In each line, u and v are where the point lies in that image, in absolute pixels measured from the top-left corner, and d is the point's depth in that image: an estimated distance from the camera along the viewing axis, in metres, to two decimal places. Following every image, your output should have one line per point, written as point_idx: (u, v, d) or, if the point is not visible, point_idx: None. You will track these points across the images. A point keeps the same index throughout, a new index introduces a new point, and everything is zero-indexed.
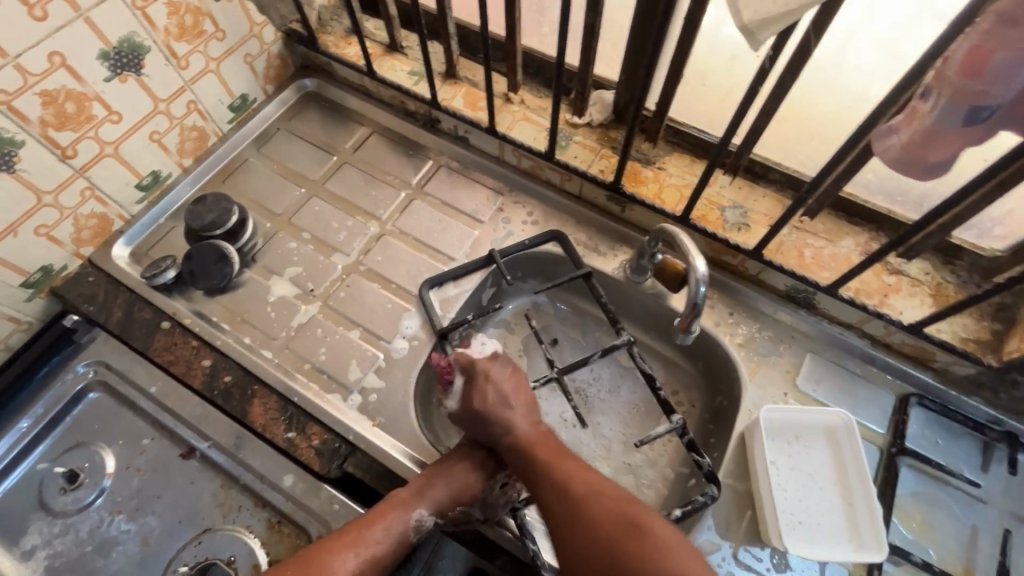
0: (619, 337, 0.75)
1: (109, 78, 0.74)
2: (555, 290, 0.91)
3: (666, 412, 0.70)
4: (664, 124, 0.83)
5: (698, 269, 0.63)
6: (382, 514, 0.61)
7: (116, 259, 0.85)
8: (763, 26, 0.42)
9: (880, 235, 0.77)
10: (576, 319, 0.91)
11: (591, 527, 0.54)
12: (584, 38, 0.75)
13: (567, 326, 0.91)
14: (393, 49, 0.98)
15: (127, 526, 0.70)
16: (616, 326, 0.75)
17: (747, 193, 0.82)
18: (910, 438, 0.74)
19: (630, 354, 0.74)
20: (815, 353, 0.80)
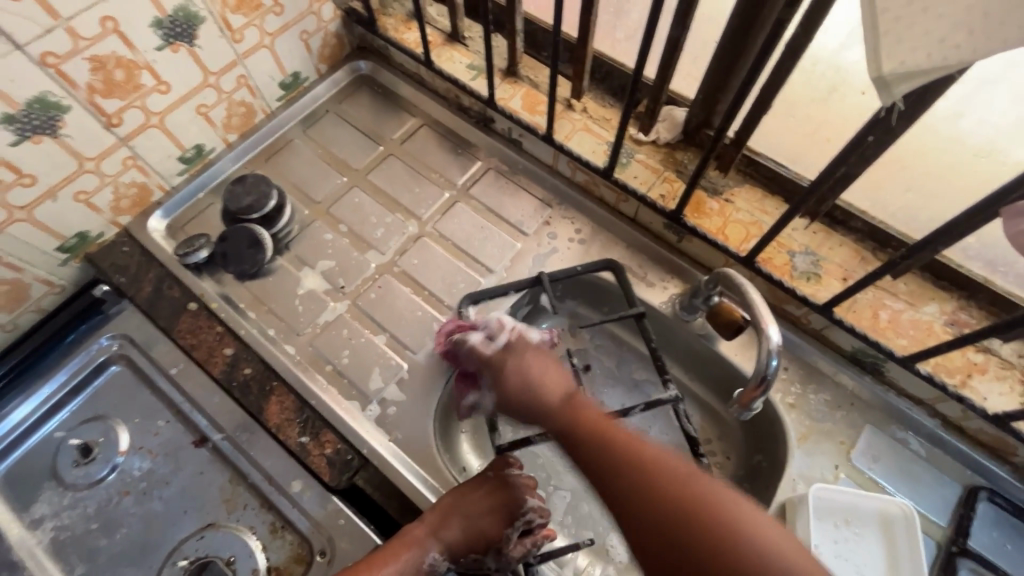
0: (667, 390, 0.68)
1: (161, 46, 0.71)
2: (594, 315, 0.86)
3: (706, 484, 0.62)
4: (740, 154, 0.75)
5: (771, 337, 0.56)
6: (394, 551, 0.59)
7: (151, 232, 0.83)
8: (906, 78, 0.37)
9: (971, 305, 0.69)
10: (612, 349, 0.86)
11: (622, 479, 0.51)
12: (665, 52, 0.68)
13: (603, 354, 0.85)
14: (454, 39, 0.92)
15: (134, 509, 0.70)
16: (665, 377, 0.69)
17: (821, 240, 0.74)
18: (974, 538, 0.66)
19: (675, 412, 0.67)
20: (876, 426, 0.72)
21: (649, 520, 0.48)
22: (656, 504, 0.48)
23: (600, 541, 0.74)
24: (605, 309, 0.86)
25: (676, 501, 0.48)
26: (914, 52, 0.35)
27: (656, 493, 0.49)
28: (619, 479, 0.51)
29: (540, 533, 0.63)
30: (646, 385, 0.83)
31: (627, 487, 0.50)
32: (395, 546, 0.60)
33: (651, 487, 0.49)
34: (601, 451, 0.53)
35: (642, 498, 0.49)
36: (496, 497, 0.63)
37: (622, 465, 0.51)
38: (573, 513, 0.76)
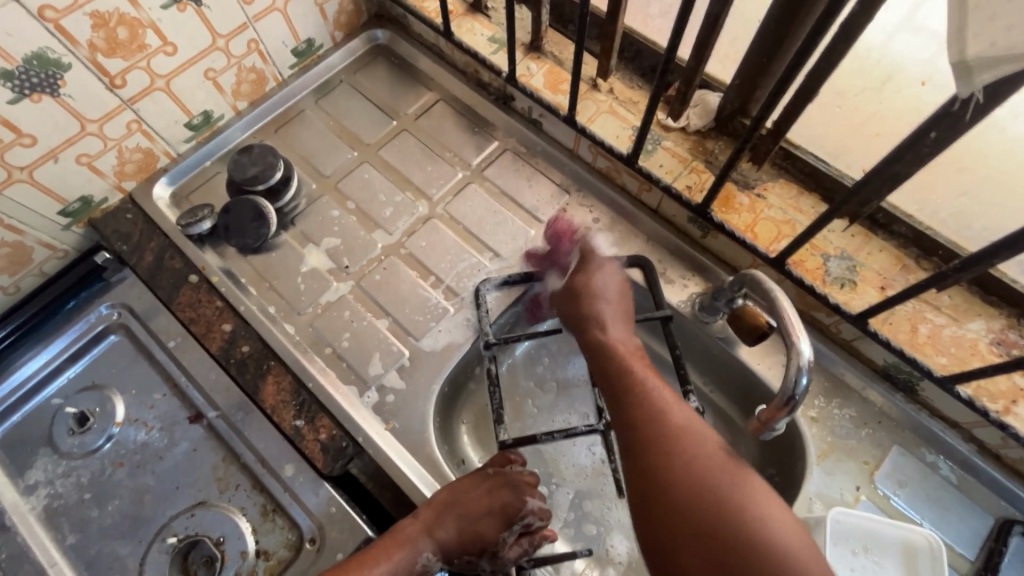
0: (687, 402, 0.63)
1: (167, 5, 0.67)
2: None
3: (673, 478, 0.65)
4: (777, 146, 0.69)
5: (803, 353, 0.51)
6: (383, 550, 0.57)
7: (156, 199, 0.81)
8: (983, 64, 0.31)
9: (1021, 324, 0.63)
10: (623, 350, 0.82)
11: (652, 441, 0.53)
12: (702, 30, 0.62)
13: None
14: (476, 9, 0.87)
15: (127, 482, 0.69)
16: (685, 385, 0.64)
17: (860, 243, 0.68)
18: (1003, 574, 0.61)
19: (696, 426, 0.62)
20: (904, 448, 0.67)
21: (667, 489, 0.50)
22: (681, 480, 0.50)
23: (599, 546, 0.71)
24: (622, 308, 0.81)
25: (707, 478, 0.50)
26: (1006, 32, 0.30)
27: (689, 475, 0.50)
28: (648, 437, 0.53)
29: (540, 534, 0.61)
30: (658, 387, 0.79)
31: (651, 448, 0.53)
32: (383, 547, 0.57)
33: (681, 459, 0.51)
34: (644, 407, 0.55)
35: (668, 467, 0.51)
36: (495, 492, 0.60)
37: (657, 430, 0.53)
38: (575, 518, 0.72)
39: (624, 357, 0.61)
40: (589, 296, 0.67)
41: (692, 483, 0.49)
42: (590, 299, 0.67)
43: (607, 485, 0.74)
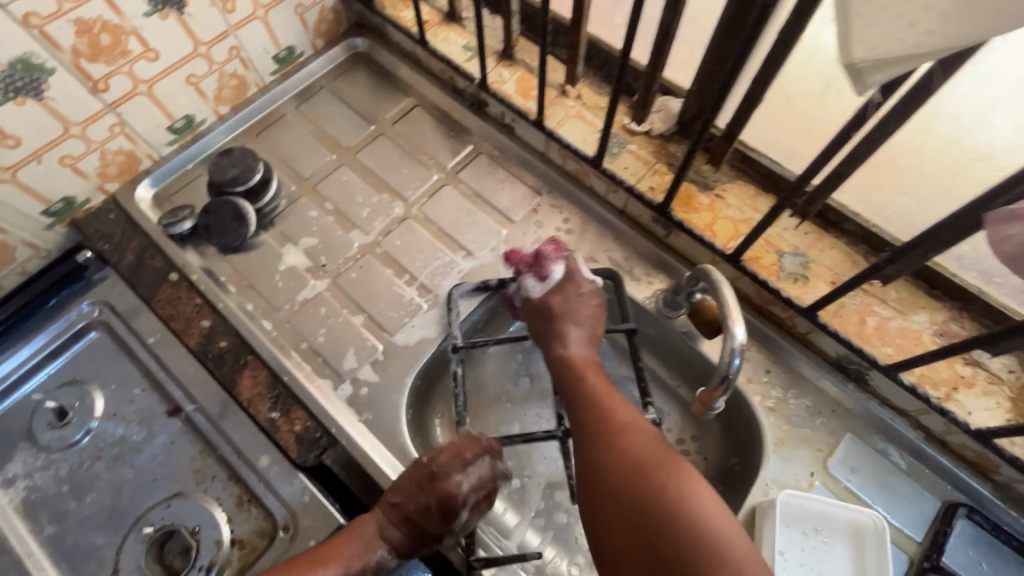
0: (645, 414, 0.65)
1: (149, 13, 0.70)
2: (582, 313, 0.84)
3: None
4: (732, 148, 0.73)
5: (736, 336, 0.54)
6: (313, 562, 0.58)
7: (138, 200, 0.83)
8: (876, 67, 0.35)
9: (962, 316, 0.67)
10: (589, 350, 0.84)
11: (591, 436, 0.57)
12: (658, 38, 0.66)
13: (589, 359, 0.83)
14: (451, 18, 0.91)
15: (104, 474, 0.70)
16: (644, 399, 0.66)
17: (813, 241, 0.71)
18: (948, 554, 0.64)
19: None
20: (857, 435, 0.70)
21: (602, 478, 0.53)
22: (615, 467, 0.53)
23: (566, 536, 0.73)
24: None
25: (637, 462, 0.53)
26: (884, 38, 0.34)
27: (622, 461, 0.53)
28: (589, 432, 0.57)
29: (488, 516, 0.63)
30: (626, 381, 0.81)
31: (590, 441, 0.56)
32: (314, 559, 0.58)
33: (616, 449, 0.54)
34: (589, 407, 0.59)
35: (603, 458, 0.54)
36: (433, 486, 0.60)
37: (597, 425, 0.57)
38: (545, 508, 0.74)
39: (580, 375, 0.63)
40: (554, 307, 0.67)
41: (624, 467, 0.53)
42: (557, 320, 0.67)
43: None
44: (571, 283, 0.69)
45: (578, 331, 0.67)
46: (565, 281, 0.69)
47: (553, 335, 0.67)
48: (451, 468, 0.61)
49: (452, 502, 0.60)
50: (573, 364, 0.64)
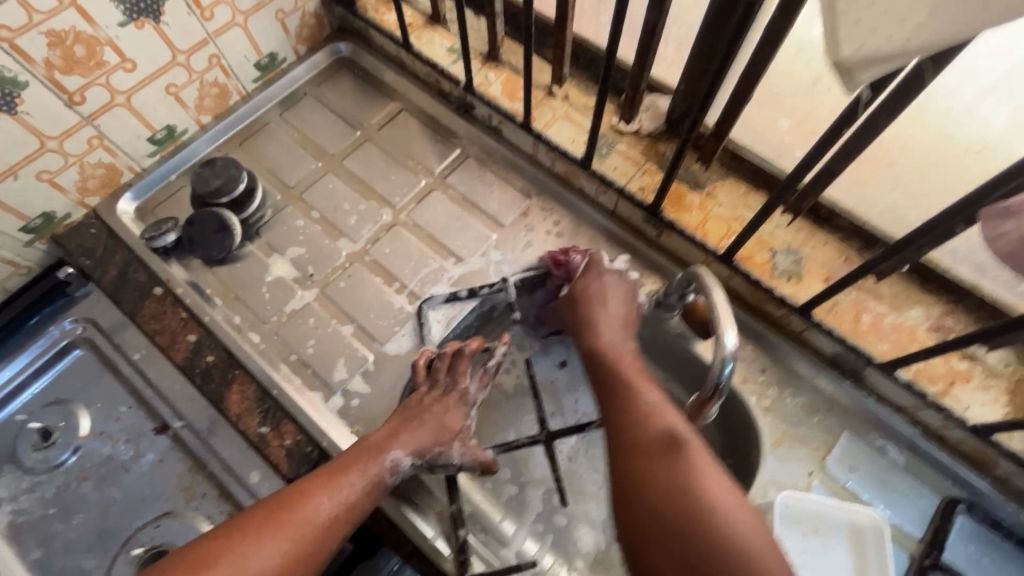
0: None
1: (124, 22, 0.68)
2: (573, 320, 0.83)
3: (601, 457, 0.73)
4: (722, 146, 0.72)
5: (727, 343, 0.53)
6: (325, 483, 0.57)
7: (120, 214, 0.82)
8: (867, 65, 0.35)
9: (957, 310, 0.66)
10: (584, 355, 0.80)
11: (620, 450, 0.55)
12: (644, 37, 0.65)
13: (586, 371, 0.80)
14: (435, 21, 0.90)
15: (92, 495, 0.69)
16: None
17: (805, 237, 0.71)
18: (949, 550, 0.64)
19: None
20: (854, 433, 0.70)
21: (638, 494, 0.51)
22: (650, 477, 0.51)
23: (566, 543, 0.72)
24: None
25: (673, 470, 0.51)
26: (874, 34, 0.33)
27: (664, 476, 0.51)
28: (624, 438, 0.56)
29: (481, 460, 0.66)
30: None
31: (626, 452, 0.54)
32: (323, 479, 0.57)
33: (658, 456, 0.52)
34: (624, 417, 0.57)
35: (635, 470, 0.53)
36: (446, 404, 0.67)
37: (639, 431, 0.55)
38: (543, 513, 0.73)
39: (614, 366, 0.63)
40: (588, 291, 0.70)
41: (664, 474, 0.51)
42: (590, 305, 0.69)
43: (575, 479, 0.75)
44: (596, 272, 0.71)
45: (607, 315, 0.68)
46: (589, 270, 0.71)
47: (586, 320, 0.68)
48: (469, 381, 0.69)
49: (456, 421, 0.66)
50: (606, 349, 0.66)
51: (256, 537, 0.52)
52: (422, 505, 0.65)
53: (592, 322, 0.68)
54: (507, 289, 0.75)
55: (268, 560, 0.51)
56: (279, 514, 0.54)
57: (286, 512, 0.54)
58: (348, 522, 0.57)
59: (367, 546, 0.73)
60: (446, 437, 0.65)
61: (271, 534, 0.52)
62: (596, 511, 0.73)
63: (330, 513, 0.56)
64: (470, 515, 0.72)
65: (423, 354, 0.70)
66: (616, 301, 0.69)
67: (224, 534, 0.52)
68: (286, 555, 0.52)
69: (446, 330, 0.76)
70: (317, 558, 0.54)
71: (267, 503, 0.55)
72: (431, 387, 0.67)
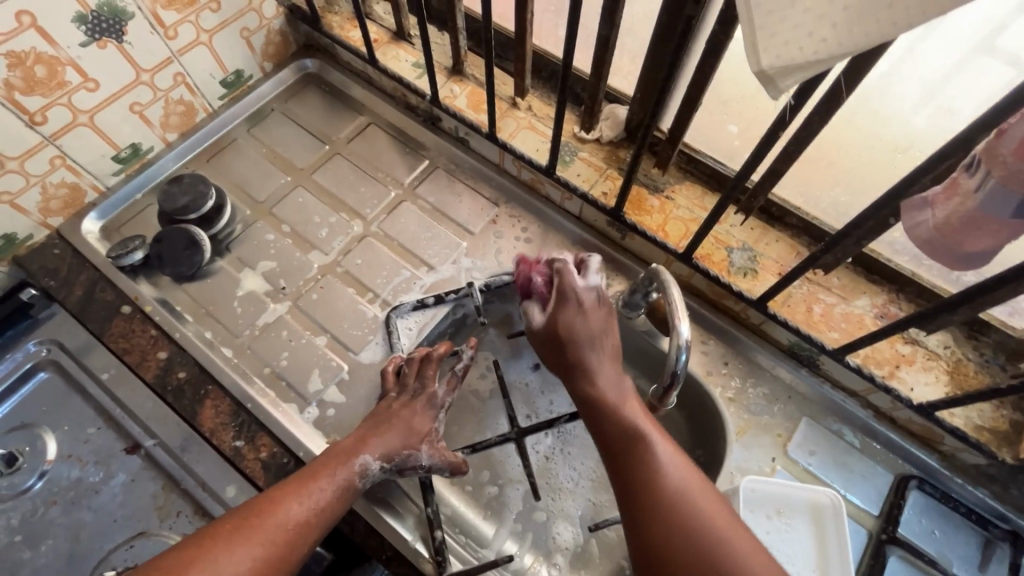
0: None
1: (86, 43, 0.69)
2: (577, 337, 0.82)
3: None
4: (677, 151, 0.76)
5: (681, 334, 0.55)
6: (295, 489, 0.57)
7: (85, 233, 0.81)
8: (786, 73, 0.37)
9: (901, 298, 0.70)
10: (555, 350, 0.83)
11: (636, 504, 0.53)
12: (598, 49, 0.69)
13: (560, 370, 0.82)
14: (399, 37, 0.92)
15: (61, 519, 0.68)
16: None
17: (759, 235, 0.75)
18: (904, 524, 0.68)
19: None
20: (812, 418, 0.73)
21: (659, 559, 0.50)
22: (678, 540, 0.50)
23: (545, 541, 0.73)
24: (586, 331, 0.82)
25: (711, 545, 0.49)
26: (787, 44, 0.35)
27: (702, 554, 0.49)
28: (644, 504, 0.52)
29: (451, 463, 0.67)
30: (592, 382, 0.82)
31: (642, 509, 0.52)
32: (294, 484, 0.58)
33: (683, 533, 0.50)
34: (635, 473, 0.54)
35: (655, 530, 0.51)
36: (414, 408, 0.68)
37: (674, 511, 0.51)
38: (522, 513, 0.74)
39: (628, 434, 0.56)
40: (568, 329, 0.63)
41: (694, 556, 0.49)
42: (574, 346, 0.63)
43: (549, 478, 0.76)
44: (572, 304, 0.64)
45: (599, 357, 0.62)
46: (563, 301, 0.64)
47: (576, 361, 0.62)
48: (436, 385, 0.71)
49: (424, 424, 0.67)
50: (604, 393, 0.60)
51: (224, 544, 0.52)
52: (399, 509, 0.66)
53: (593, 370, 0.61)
54: (473, 294, 0.78)
55: (239, 565, 0.51)
56: (250, 519, 0.54)
57: (256, 519, 0.54)
58: (321, 526, 0.57)
59: (348, 558, 0.73)
60: (414, 440, 0.66)
61: (241, 539, 0.52)
62: (573, 507, 0.75)
63: (302, 517, 0.56)
64: (451, 518, 0.74)
65: (392, 361, 0.73)
66: (600, 330, 0.63)
67: (192, 544, 0.52)
68: (257, 561, 0.52)
69: (418, 339, 0.78)
70: (288, 563, 0.54)
71: (235, 515, 0.55)
72: (400, 392, 0.69)
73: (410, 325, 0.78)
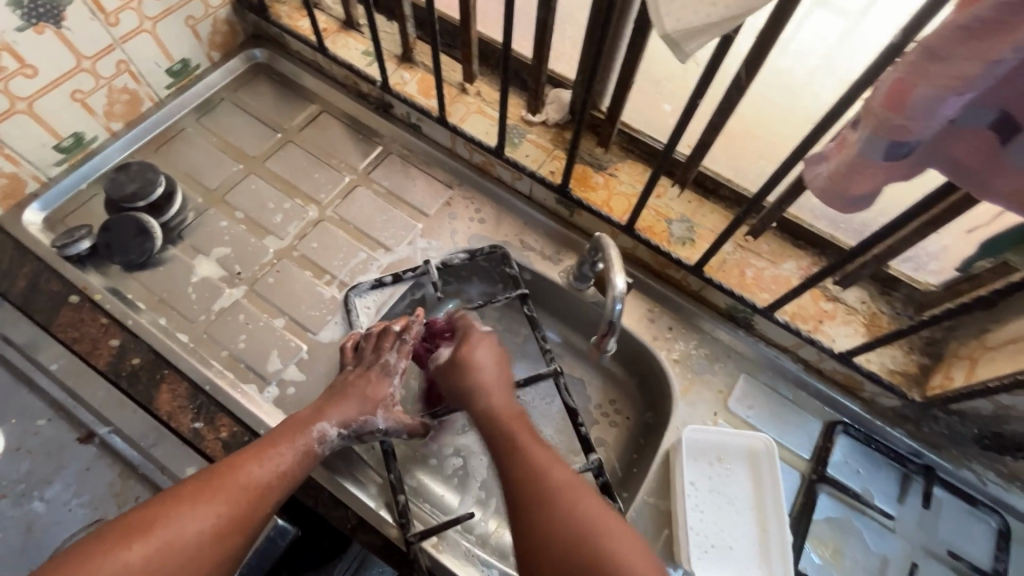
0: (548, 366, 0.75)
1: (23, 27, 0.68)
2: (547, 318, 0.88)
3: (584, 447, 0.71)
4: (617, 130, 0.80)
5: (618, 286, 0.61)
6: (254, 455, 0.60)
7: (27, 225, 0.79)
8: (690, 37, 0.41)
9: (822, 260, 0.77)
10: (515, 309, 0.87)
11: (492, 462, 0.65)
12: (538, 33, 0.72)
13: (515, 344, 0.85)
14: (349, 26, 0.94)
15: (11, 512, 0.66)
16: (548, 355, 0.76)
17: (695, 208, 0.80)
18: (833, 465, 0.73)
19: (557, 385, 0.75)
20: (749, 374, 0.79)
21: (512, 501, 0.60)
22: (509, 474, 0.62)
23: (508, 506, 0.76)
24: (554, 309, 0.87)
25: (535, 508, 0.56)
26: (684, 10, 0.40)
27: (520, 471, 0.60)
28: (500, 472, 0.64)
29: (409, 424, 0.70)
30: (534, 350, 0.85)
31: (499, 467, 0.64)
32: (254, 450, 0.60)
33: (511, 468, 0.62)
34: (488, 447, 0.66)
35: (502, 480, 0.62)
36: (369, 377, 0.70)
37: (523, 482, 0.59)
38: (485, 480, 0.77)
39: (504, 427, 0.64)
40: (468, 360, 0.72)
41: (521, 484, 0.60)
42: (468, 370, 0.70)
43: None
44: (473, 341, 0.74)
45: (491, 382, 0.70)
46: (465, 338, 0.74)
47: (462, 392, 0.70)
48: (390, 353, 0.72)
49: (380, 391, 0.70)
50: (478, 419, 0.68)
51: (189, 502, 0.54)
52: (361, 477, 0.69)
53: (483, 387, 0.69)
54: (430, 271, 0.80)
55: (201, 522, 0.54)
56: (213, 482, 0.56)
57: (218, 483, 0.56)
58: (285, 489, 0.60)
59: (316, 532, 0.74)
60: (369, 406, 0.68)
61: (205, 499, 0.55)
62: None
63: (264, 480, 0.58)
64: (414, 489, 0.76)
65: (351, 337, 0.75)
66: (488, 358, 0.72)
67: (160, 502, 0.55)
68: (219, 518, 0.54)
69: (376, 316, 0.80)
70: (252, 521, 0.56)
71: (198, 479, 0.56)
72: (356, 365, 0.72)
73: (368, 303, 0.80)
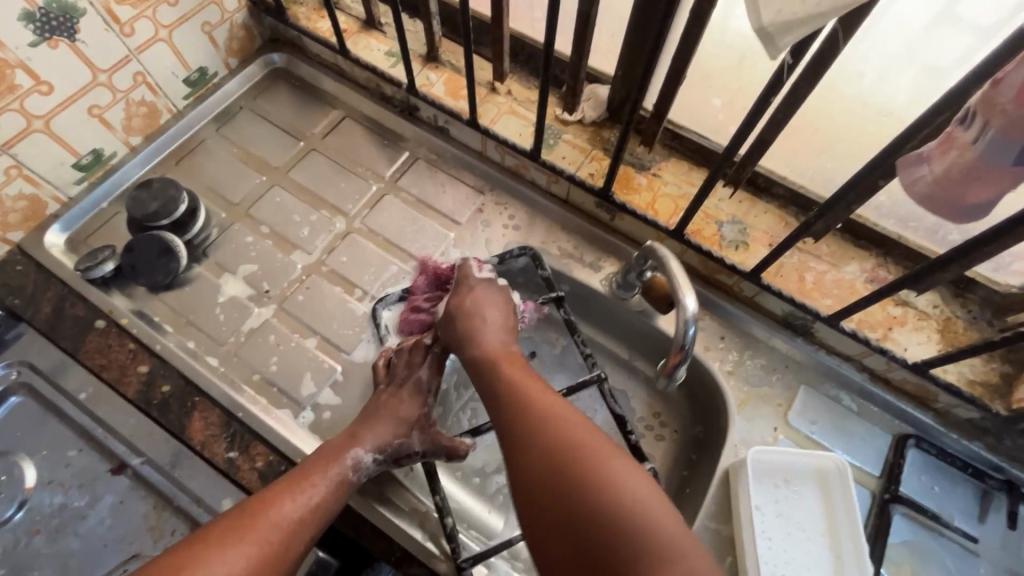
0: (591, 371, 0.71)
1: (36, 42, 0.65)
2: (586, 325, 0.83)
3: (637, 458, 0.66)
4: (662, 128, 0.75)
5: (688, 306, 0.56)
6: (286, 489, 0.56)
7: (49, 247, 0.76)
8: (786, 30, 0.37)
9: (889, 261, 0.71)
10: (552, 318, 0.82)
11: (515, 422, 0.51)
12: (578, 27, 0.67)
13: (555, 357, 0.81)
14: (370, 26, 0.89)
15: (47, 548, 0.64)
16: (588, 360, 0.71)
17: (747, 208, 0.75)
18: (905, 483, 0.68)
19: (601, 392, 0.70)
20: (809, 386, 0.74)
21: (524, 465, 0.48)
22: (541, 447, 0.48)
23: None
24: (593, 315, 0.82)
25: (548, 460, 0.47)
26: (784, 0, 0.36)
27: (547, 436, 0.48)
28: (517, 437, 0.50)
29: (449, 446, 0.66)
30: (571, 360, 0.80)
31: (523, 427, 0.50)
32: (286, 484, 0.57)
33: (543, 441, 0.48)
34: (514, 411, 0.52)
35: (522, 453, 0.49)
36: (402, 396, 0.67)
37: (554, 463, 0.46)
38: None
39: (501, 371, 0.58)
40: (465, 305, 0.67)
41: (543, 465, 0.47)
42: (465, 320, 0.66)
43: None
44: (467, 288, 0.68)
45: (487, 327, 0.65)
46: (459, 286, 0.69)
47: (461, 336, 0.65)
48: (422, 368, 0.69)
49: (413, 411, 0.67)
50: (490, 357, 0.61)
51: (217, 546, 0.49)
52: (399, 502, 0.66)
53: (475, 328, 0.65)
54: None
55: (233, 564, 0.49)
56: (241, 522, 0.52)
57: (246, 523, 0.52)
58: (319, 524, 0.56)
59: (356, 560, 0.72)
60: (405, 428, 0.65)
61: (235, 540, 0.50)
62: None
63: (297, 516, 0.55)
64: (457, 514, 0.72)
65: (382, 354, 0.72)
66: (494, 314, 0.66)
67: (185, 546, 0.50)
68: (252, 559, 0.50)
69: None
70: (286, 561, 0.52)
71: (224, 521, 0.52)
72: (388, 383, 0.68)
73: (400, 317, 0.77)
